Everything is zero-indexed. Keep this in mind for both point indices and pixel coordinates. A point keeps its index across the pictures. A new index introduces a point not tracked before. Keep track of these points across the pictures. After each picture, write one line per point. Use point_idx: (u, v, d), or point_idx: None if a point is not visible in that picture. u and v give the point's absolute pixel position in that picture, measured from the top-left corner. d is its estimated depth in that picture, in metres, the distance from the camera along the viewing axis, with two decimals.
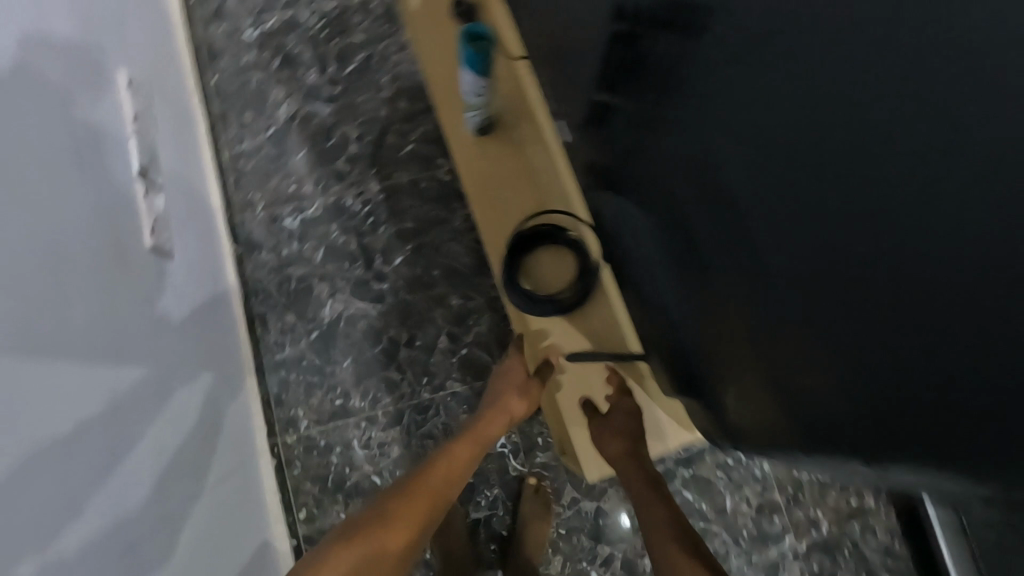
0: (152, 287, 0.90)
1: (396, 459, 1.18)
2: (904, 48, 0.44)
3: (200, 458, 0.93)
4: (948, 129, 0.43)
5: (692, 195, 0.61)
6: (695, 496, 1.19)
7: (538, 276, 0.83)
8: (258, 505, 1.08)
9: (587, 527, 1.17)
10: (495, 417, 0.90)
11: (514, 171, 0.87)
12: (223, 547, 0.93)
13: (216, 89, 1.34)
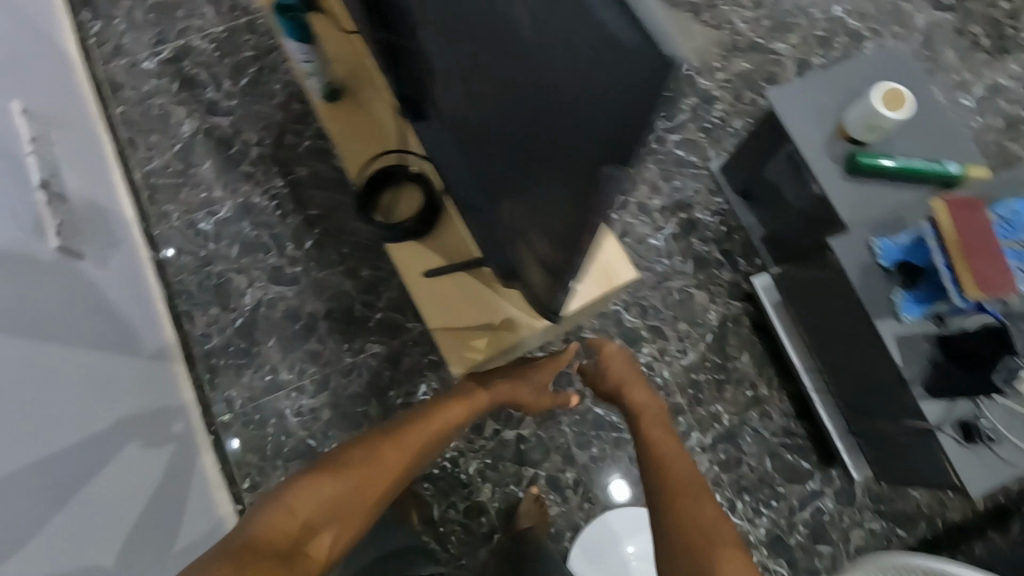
0: (64, 281, 1.02)
1: (328, 421, 1.29)
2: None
3: (125, 426, 1.05)
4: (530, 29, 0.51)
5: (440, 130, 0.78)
6: (605, 411, 1.31)
7: (391, 210, 0.93)
8: (196, 475, 1.19)
9: (510, 453, 1.28)
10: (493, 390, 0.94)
11: (359, 127, 0.97)
12: (159, 501, 1.05)
13: (122, 118, 1.46)
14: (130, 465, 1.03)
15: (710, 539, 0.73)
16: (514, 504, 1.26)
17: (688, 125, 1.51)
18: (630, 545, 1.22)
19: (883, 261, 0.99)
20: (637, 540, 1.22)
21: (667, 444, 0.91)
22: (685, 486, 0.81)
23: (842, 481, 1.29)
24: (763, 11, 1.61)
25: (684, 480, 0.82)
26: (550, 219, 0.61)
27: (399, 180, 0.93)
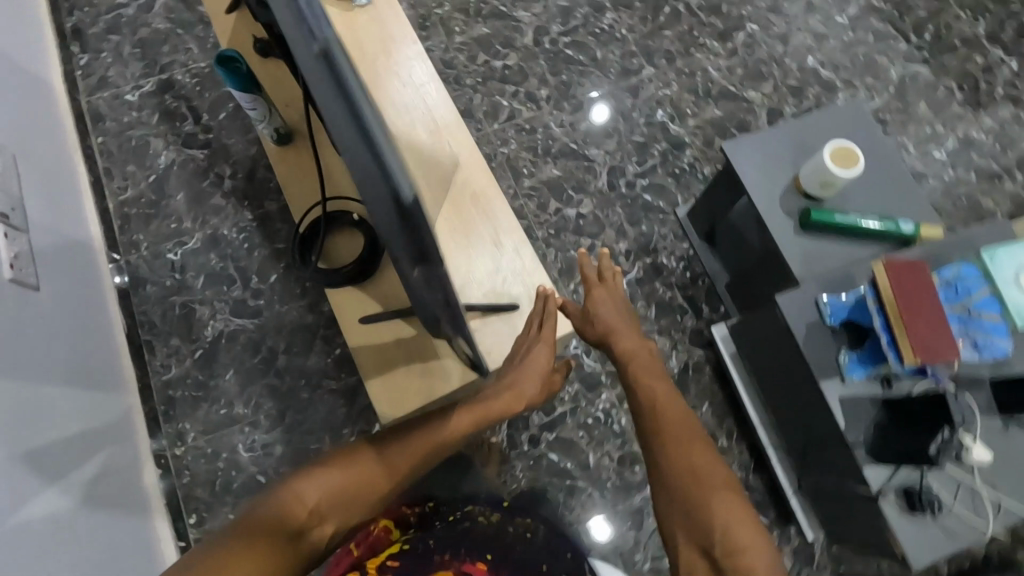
0: (18, 309, 1.04)
1: (279, 457, 1.28)
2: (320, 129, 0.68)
3: (71, 458, 1.05)
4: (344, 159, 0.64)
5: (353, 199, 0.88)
6: (560, 456, 1.30)
7: (331, 253, 0.94)
8: (142, 509, 1.18)
9: None
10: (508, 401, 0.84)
11: (307, 170, 0.99)
12: (99, 537, 1.04)
13: (101, 148, 1.49)
14: (61, 503, 0.99)
15: (694, 484, 0.79)
16: None
17: (657, 171, 1.53)
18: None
19: (830, 321, 0.97)
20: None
21: (661, 397, 0.91)
22: (674, 437, 0.84)
23: (800, 539, 1.25)
24: (737, 60, 1.64)
25: (678, 428, 0.86)
26: None
27: (341, 224, 0.94)
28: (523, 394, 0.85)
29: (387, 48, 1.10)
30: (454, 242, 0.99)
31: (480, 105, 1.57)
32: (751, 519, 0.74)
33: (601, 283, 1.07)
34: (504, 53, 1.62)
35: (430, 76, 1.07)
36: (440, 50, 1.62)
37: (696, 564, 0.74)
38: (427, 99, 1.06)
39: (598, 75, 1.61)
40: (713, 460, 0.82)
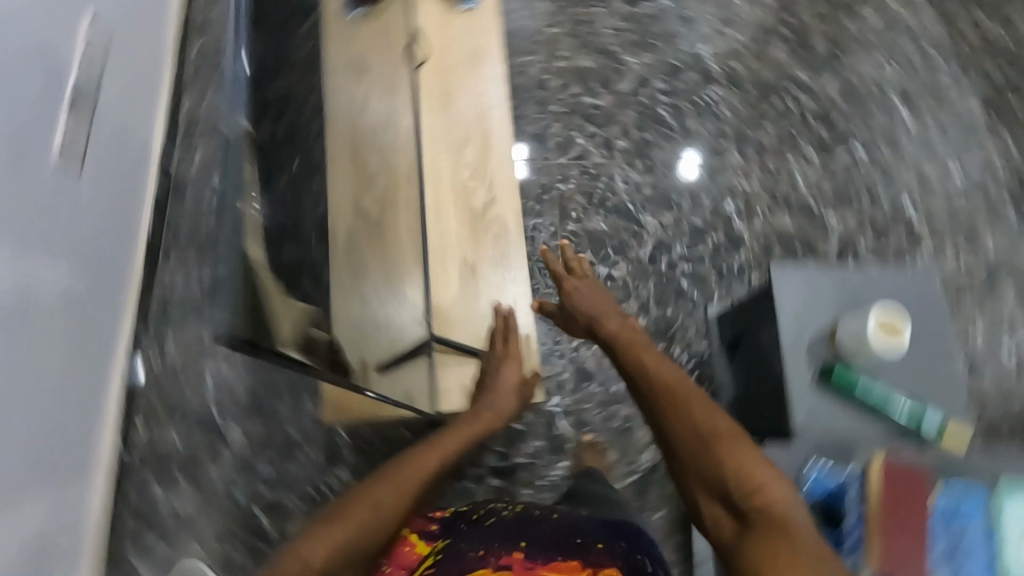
0: (49, 196, 1.03)
1: (239, 401, 1.30)
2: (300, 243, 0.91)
3: (53, 352, 1.05)
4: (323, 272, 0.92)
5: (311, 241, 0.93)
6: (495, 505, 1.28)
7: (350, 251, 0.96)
8: (95, 417, 1.19)
9: None
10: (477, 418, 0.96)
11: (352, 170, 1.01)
12: (49, 439, 1.04)
13: (197, 53, 1.54)
14: (34, 405, 0.99)
15: (694, 433, 0.75)
16: None
17: (703, 260, 1.47)
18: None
19: (808, 493, 0.90)
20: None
21: (650, 361, 0.88)
22: (669, 392, 0.81)
23: None
24: (830, 177, 1.55)
25: (672, 383, 0.83)
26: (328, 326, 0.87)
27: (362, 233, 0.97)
28: (500, 412, 0.98)
29: (466, 72, 1.14)
30: (462, 278, 1.05)
31: (555, 136, 1.55)
32: (759, 460, 0.71)
33: (575, 278, 1.11)
34: (598, 93, 1.59)
35: (500, 114, 1.12)
36: (537, 69, 1.61)
37: (720, 514, 0.70)
38: (490, 136, 1.11)
39: (681, 145, 1.56)
40: (705, 402, 0.78)
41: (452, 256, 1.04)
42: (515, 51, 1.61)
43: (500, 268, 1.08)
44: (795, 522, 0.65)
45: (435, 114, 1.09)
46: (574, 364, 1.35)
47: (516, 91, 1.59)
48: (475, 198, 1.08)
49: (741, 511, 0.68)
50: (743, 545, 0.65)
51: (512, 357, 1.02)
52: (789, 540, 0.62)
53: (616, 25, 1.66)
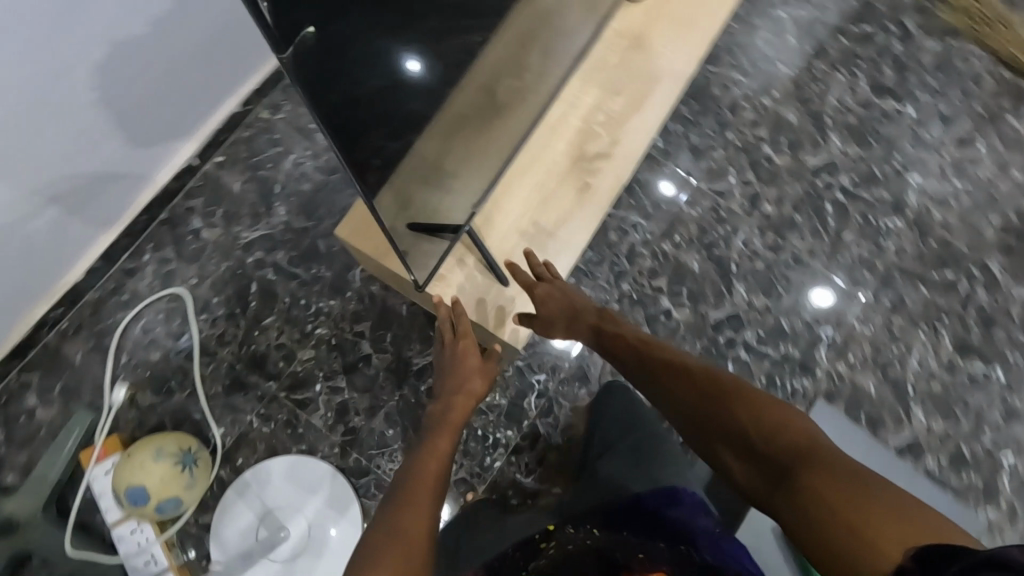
0: None
1: (301, 191, 1.35)
2: (438, 73, 0.77)
3: (164, 78, 1.10)
4: (433, 103, 0.79)
5: (449, 81, 0.80)
6: None
7: (464, 118, 0.88)
8: (197, 121, 1.26)
9: (349, 358, 1.29)
10: (463, 401, 0.98)
11: (518, 42, 0.91)
12: (151, 136, 1.17)
13: None
14: (131, 117, 1.10)
15: (703, 403, 0.87)
16: (307, 383, 1.27)
17: (762, 361, 1.36)
18: (331, 524, 1.18)
19: None
20: (343, 524, 1.19)
21: (635, 338, 1.01)
22: (663, 363, 0.95)
23: None
24: (945, 376, 1.36)
25: (661, 357, 0.96)
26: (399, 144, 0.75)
27: (481, 104, 0.90)
28: (476, 394, 1.00)
29: (659, 63, 1.12)
30: (529, 205, 1.10)
31: (713, 161, 1.46)
32: (761, 411, 0.82)
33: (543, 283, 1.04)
34: (781, 151, 1.48)
35: (665, 98, 1.12)
36: (743, 94, 1.51)
37: (749, 474, 0.81)
38: (641, 108, 1.12)
39: (824, 248, 1.42)
40: (704, 375, 0.90)
41: (524, 184, 1.10)
42: (734, 66, 1.53)
43: (573, 227, 1.10)
44: (813, 446, 0.77)
45: (601, 60, 1.12)
46: (578, 359, 1.31)
47: (708, 100, 1.50)
48: (588, 149, 1.11)
49: (768, 463, 0.78)
50: (778, 488, 0.75)
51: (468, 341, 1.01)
52: (814, 472, 0.73)
53: (846, 103, 1.52)
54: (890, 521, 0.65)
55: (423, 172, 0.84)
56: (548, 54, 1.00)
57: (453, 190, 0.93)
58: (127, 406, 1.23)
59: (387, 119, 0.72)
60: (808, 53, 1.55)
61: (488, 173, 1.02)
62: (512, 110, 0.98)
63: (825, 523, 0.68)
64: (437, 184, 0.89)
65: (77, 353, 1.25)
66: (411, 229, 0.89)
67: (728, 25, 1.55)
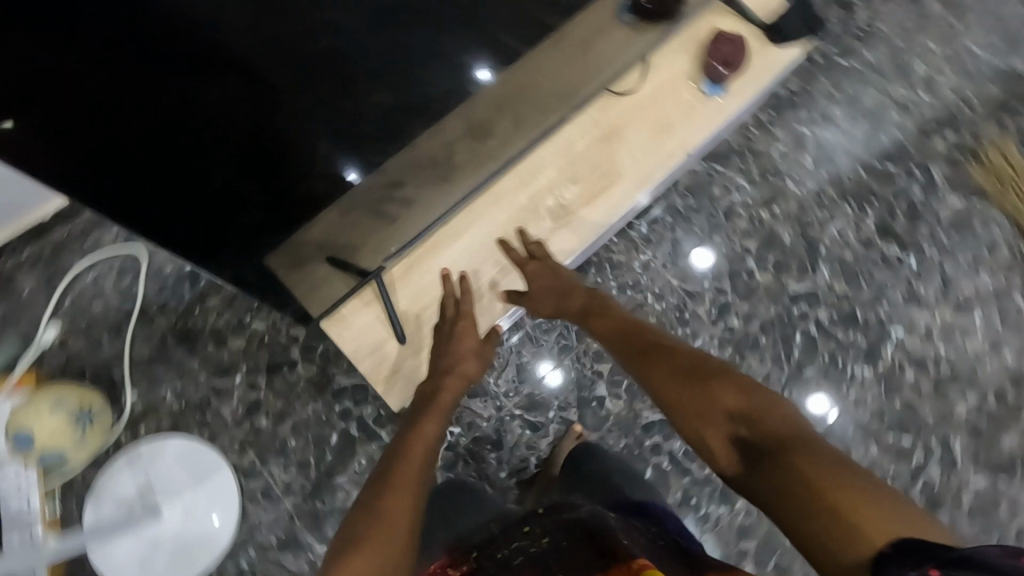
0: None
1: None
2: (310, 145, 0.71)
3: None
4: (302, 173, 0.73)
5: (328, 152, 0.73)
6: (333, 446, 1.26)
7: (392, 183, 0.84)
8: None
9: (277, 358, 1.29)
10: (457, 380, 0.91)
11: (468, 125, 0.86)
12: None
13: None
14: None
15: (687, 388, 0.82)
16: (231, 372, 1.28)
17: (682, 476, 1.30)
18: (216, 516, 1.19)
19: None
20: (224, 515, 1.20)
21: (622, 326, 0.96)
22: (650, 351, 0.90)
23: None
24: None
25: (644, 345, 0.92)
26: (232, 210, 0.69)
27: (414, 175, 0.86)
28: (467, 376, 0.93)
29: (627, 163, 1.05)
30: (452, 269, 1.02)
31: (693, 260, 1.43)
32: (742, 398, 0.79)
33: (535, 260, 0.99)
34: (765, 268, 1.44)
35: (621, 199, 1.04)
36: (743, 201, 1.48)
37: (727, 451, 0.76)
38: (594, 203, 1.04)
39: (781, 378, 1.37)
40: (691, 359, 0.86)
41: (465, 248, 1.03)
42: (742, 171, 1.49)
43: (496, 302, 1.03)
44: (794, 430, 0.73)
45: (570, 141, 1.05)
46: (495, 423, 1.30)
47: (706, 198, 1.47)
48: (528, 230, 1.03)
49: (750, 450, 0.73)
50: (757, 463, 0.71)
51: (465, 323, 0.95)
52: (791, 453, 0.69)
53: (847, 237, 1.47)
54: (871, 502, 0.61)
55: (299, 236, 0.78)
56: (505, 126, 0.93)
57: (370, 247, 0.91)
58: (56, 348, 1.26)
59: (230, 189, 0.67)
60: (823, 177, 1.50)
61: (407, 229, 0.95)
62: (451, 181, 0.93)
63: (801, 508, 0.64)
64: (329, 249, 0.85)
65: (26, 285, 1.28)
66: (330, 264, 0.88)
67: (748, 128, 1.52)
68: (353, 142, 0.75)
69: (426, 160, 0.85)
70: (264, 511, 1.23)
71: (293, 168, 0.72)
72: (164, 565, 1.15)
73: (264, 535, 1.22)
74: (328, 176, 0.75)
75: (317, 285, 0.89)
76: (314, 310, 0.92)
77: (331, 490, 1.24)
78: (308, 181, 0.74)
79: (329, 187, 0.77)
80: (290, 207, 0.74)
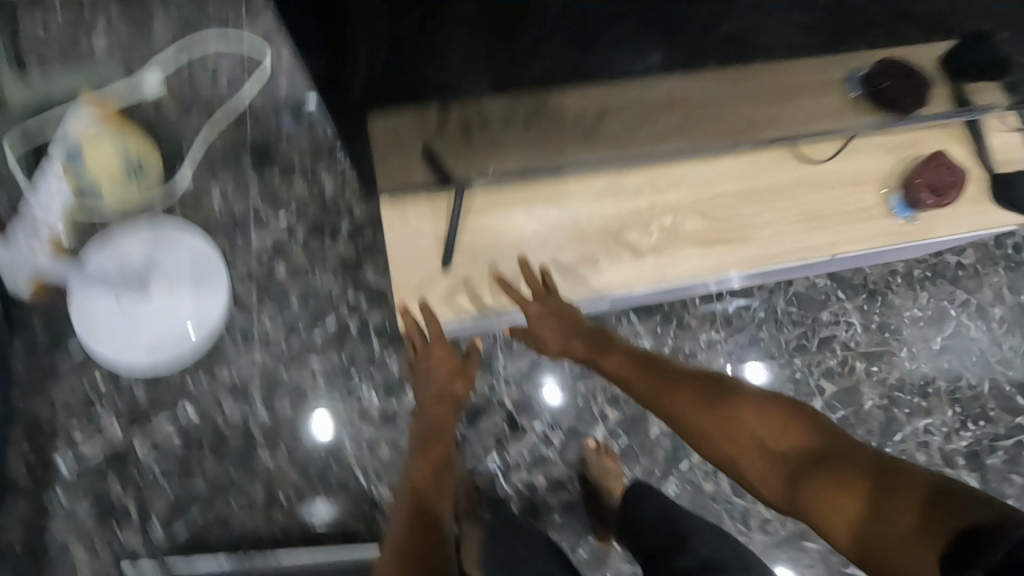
0: None
1: None
2: (484, 36, 0.59)
3: None
4: (453, 59, 0.61)
5: (494, 53, 0.61)
6: (325, 328, 1.21)
7: (534, 113, 0.73)
8: None
9: (324, 220, 1.25)
10: (448, 405, 0.93)
11: (643, 91, 0.73)
12: None
13: None
14: None
15: (712, 417, 0.85)
16: (279, 208, 1.25)
17: (625, 559, 1.19)
18: (190, 323, 1.16)
19: None
20: (197, 328, 1.16)
21: (644, 357, 0.97)
22: (672, 380, 0.92)
23: (154, 555, 1.11)
24: None
25: (666, 373, 0.93)
26: (370, 59, 0.58)
27: (558, 116, 0.75)
28: (457, 398, 0.93)
29: (768, 226, 0.88)
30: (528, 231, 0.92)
31: (759, 366, 1.29)
32: (763, 414, 0.83)
33: (539, 300, 0.86)
34: (828, 417, 1.28)
35: (741, 260, 0.87)
36: (846, 340, 1.31)
37: (758, 470, 0.82)
38: (711, 246, 0.86)
39: (779, 530, 1.22)
40: (698, 395, 0.88)
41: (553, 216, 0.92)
42: (863, 312, 1.32)
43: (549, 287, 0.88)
44: (823, 434, 0.79)
45: (724, 173, 0.88)
46: (480, 399, 1.21)
47: (811, 316, 1.31)
48: (626, 233, 0.87)
49: (795, 470, 0.78)
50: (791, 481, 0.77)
51: (442, 347, 0.90)
52: (835, 467, 0.74)
53: (929, 440, 1.28)
54: (884, 487, 0.70)
55: (410, 112, 0.68)
56: (673, 118, 0.80)
57: (469, 163, 0.80)
58: (149, 96, 1.26)
59: (380, 36, 0.55)
60: (941, 366, 1.32)
61: (510, 161, 0.82)
62: (585, 141, 0.81)
63: (841, 505, 0.72)
64: (426, 136, 0.73)
65: (156, 28, 1.27)
66: (422, 154, 0.77)
67: (894, 275, 1.34)
68: (525, 55, 0.63)
69: (578, 108, 0.74)
70: (233, 347, 1.19)
71: (453, 49, 0.59)
72: (129, 340, 1.13)
73: (221, 367, 1.19)
74: (476, 74, 0.64)
75: (393, 158, 0.76)
76: (380, 189, 0.81)
77: (301, 364, 1.20)
78: (455, 69, 0.62)
79: (470, 83, 0.65)
80: (422, 82, 0.63)
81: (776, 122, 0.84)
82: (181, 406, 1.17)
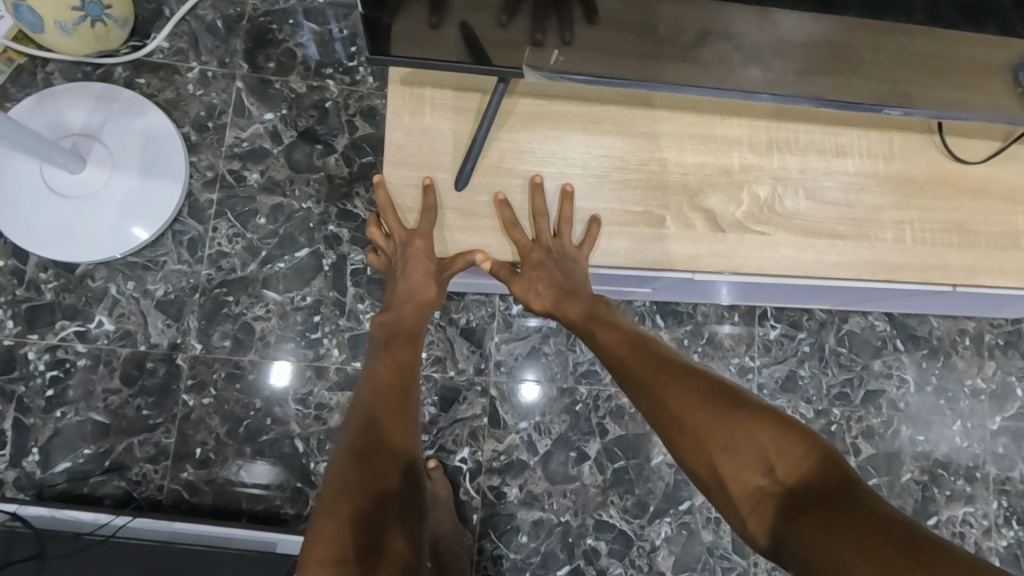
0: None
1: None
2: None
3: None
4: None
5: None
6: (292, 258, 0.99)
7: None
8: None
9: (318, 130, 1.03)
10: (416, 307, 0.68)
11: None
12: None
13: None
14: None
15: (707, 413, 0.55)
16: (267, 103, 1.02)
17: None
18: (128, 218, 0.93)
19: None
20: (136, 226, 0.94)
21: (634, 332, 0.65)
22: (661, 363, 0.60)
23: (24, 492, 0.89)
24: None
25: (661, 350, 0.63)
26: None
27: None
28: (429, 301, 0.68)
29: (894, 233, 0.67)
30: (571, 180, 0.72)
31: (792, 408, 1.09)
32: (783, 432, 0.51)
33: (542, 245, 0.65)
34: None
35: (850, 268, 0.67)
36: (894, 398, 1.12)
37: (743, 495, 0.51)
38: (817, 242, 0.66)
39: None
40: (690, 381, 0.58)
41: None
42: (920, 369, 1.13)
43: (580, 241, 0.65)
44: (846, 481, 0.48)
45: (847, 151, 0.67)
46: (462, 381, 1.01)
47: (861, 362, 1.12)
48: (705, 197, 0.66)
49: (793, 505, 0.48)
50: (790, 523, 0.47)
51: (426, 247, 0.64)
52: (846, 520, 0.44)
53: (967, 533, 1.09)
54: None
55: None
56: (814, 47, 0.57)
57: (516, 45, 0.57)
58: None
59: None
60: (995, 449, 1.12)
61: (579, 66, 0.58)
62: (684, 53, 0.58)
63: None
64: None
65: None
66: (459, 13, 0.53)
67: (962, 335, 1.15)
68: None
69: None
70: (176, 259, 0.97)
71: None
72: (46, 221, 0.92)
73: (156, 279, 0.96)
74: None
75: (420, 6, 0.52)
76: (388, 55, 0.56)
77: (255, 296, 0.97)
78: None
79: None
80: None
81: (944, 100, 0.62)
82: (96, 316, 0.94)
